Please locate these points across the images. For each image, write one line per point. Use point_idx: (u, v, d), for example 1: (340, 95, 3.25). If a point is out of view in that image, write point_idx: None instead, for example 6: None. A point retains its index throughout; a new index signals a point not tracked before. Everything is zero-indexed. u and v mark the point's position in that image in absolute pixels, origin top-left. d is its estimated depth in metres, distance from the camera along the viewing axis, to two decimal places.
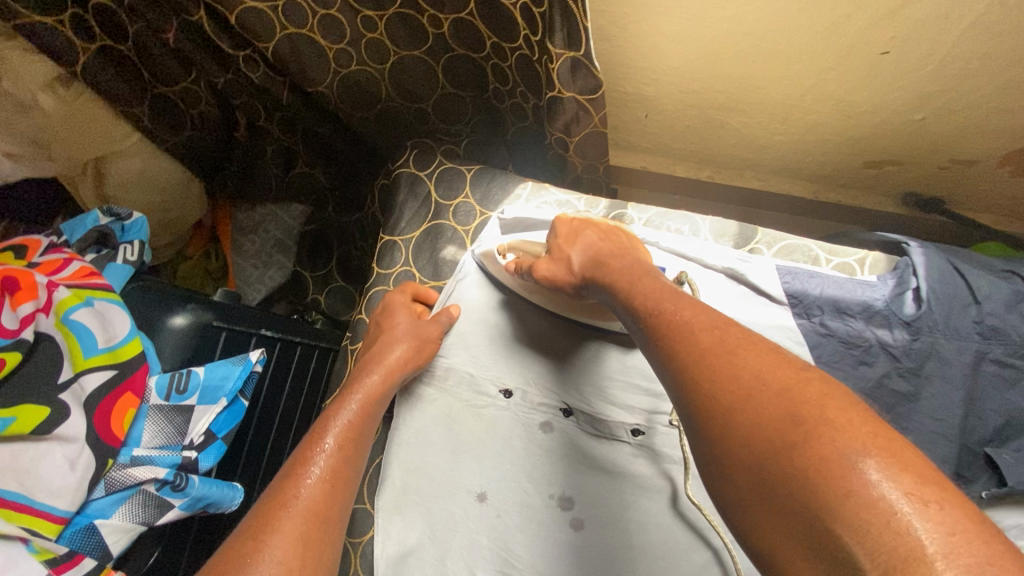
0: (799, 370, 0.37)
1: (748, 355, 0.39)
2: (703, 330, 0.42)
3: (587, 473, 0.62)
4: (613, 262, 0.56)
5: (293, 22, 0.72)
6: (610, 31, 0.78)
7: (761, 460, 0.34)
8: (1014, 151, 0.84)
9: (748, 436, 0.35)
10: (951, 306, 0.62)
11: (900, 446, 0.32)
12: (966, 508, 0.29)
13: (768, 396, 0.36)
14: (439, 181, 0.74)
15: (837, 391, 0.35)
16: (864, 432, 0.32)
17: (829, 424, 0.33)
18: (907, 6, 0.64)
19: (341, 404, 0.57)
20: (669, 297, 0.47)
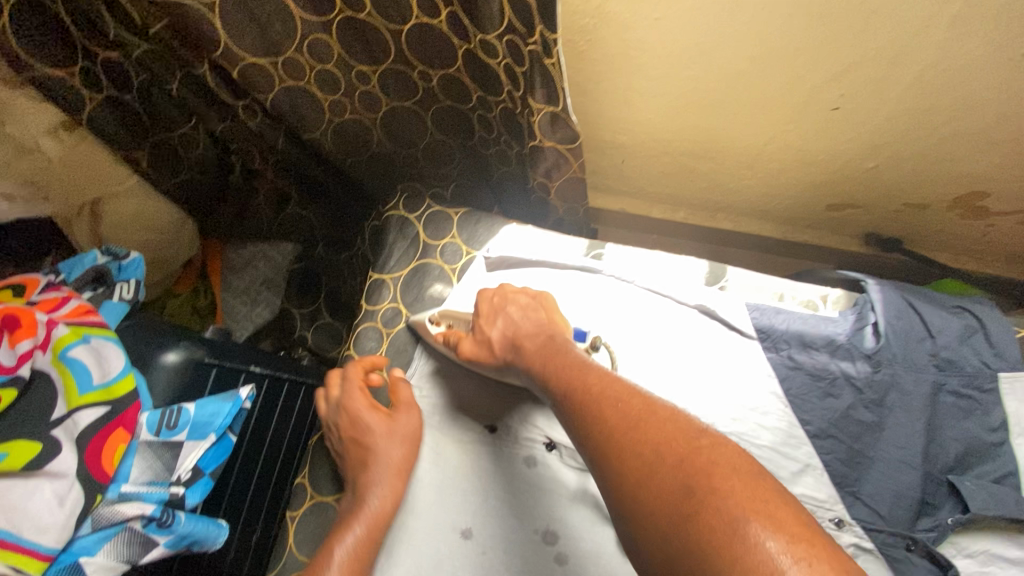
0: (690, 440, 0.45)
1: (648, 430, 0.46)
2: (607, 406, 0.49)
3: (570, 507, 0.63)
4: (531, 343, 0.61)
5: (291, 76, 0.76)
6: (586, 86, 0.84)
7: (667, 520, 0.41)
8: (961, 196, 0.91)
9: (651, 509, 0.42)
10: (907, 340, 0.66)
11: (777, 507, 0.39)
12: (834, 561, 0.36)
13: (667, 469, 0.43)
14: (427, 223, 0.77)
15: (725, 459, 0.42)
16: (745, 495, 0.39)
17: (715, 492, 0.40)
18: (852, 69, 0.71)
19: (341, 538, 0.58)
20: (577, 372, 0.54)
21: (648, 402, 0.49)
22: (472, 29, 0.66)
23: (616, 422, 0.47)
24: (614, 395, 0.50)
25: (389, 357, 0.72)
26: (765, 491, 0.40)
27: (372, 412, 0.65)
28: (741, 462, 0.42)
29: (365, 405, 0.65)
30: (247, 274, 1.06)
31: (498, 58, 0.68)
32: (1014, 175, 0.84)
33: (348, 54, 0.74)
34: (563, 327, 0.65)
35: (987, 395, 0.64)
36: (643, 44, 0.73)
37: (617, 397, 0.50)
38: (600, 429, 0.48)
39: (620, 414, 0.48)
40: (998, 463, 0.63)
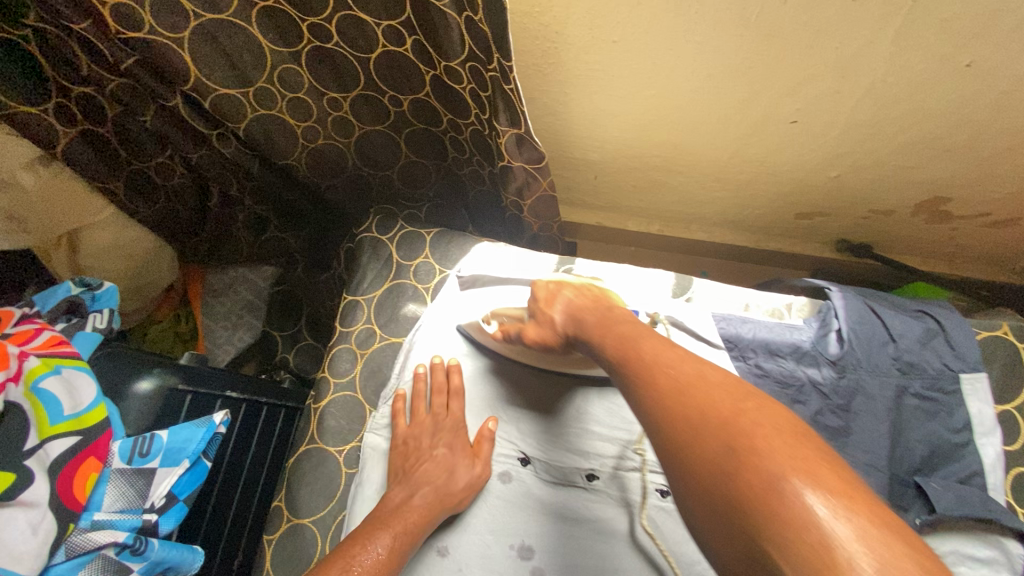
0: (735, 402, 0.41)
1: (696, 395, 0.42)
2: (659, 373, 0.46)
3: (545, 522, 0.63)
4: (590, 315, 0.59)
5: (262, 104, 0.78)
6: (553, 106, 0.87)
7: (707, 481, 0.38)
8: (924, 201, 0.93)
9: (696, 473, 0.39)
10: (870, 345, 0.68)
11: (820, 465, 0.35)
12: (875, 515, 0.32)
13: (711, 431, 0.39)
14: (400, 244, 0.78)
15: (768, 418, 0.39)
16: (789, 452, 0.36)
17: (757, 450, 0.36)
18: (805, 85, 0.73)
19: (376, 534, 0.55)
20: (636, 343, 0.51)
21: (703, 366, 0.45)
22: (435, 56, 0.68)
23: (667, 388, 0.44)
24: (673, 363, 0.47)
25: (364, 379, 0.71)
26: (810, 449, 0.36)
27: (425, 429, 0.66)
28: (787, 421, 0.39)
29: (418, 424, 0.66)
30: (227, 298, 1.06)
31: (463, 83, 0.71)
32: (972, 181, 0.86)
33: (319, 81, 0.76)
34: (620, 304, 0.62)
35: (951, 397, 0.66)
36: (604, 66, 0.76)
37: (671, 363, 0.46)
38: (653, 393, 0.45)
39: (675, 378, 0.45)
40: (964, 463, 0.64)
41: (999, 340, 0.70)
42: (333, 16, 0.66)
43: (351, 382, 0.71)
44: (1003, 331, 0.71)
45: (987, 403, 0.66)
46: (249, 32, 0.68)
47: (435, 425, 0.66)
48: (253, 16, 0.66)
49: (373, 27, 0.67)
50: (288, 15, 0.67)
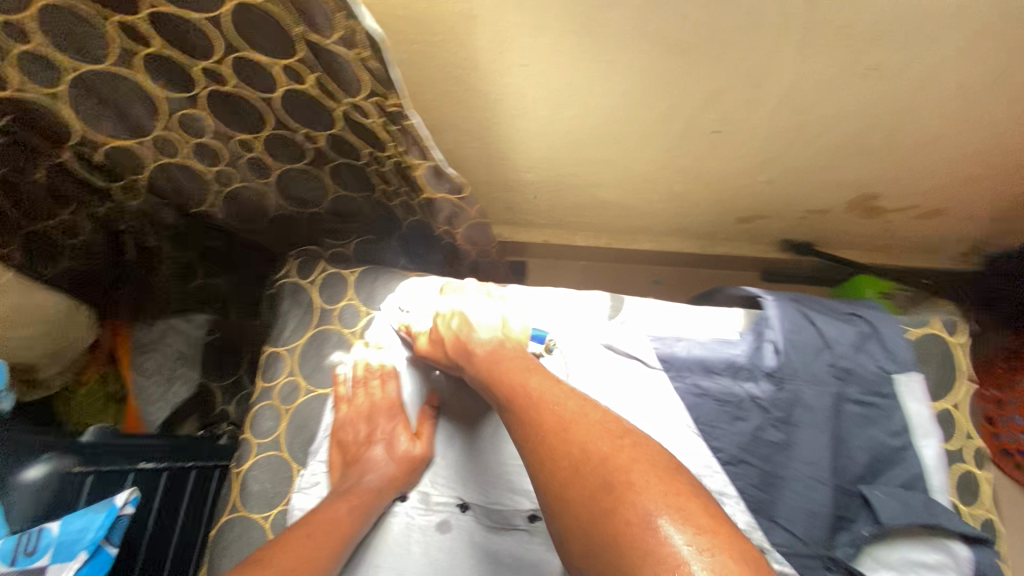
0: (614, 440, 0.48)
1: (576, 433, 0.49)
2: (544, 410, 0.52)
3: (486, 570, 0.59)
4: (482, 347, 0.62)
5: (164, 153, 0.75)
6: (477, 132, 0.84)
7: (587, 511, 0.45)
8: (855, 199, 0.94)
9: (574, 502, 0.46)
10: (806, 353, 0.67)
11: (687, 500, 0.43)
12: (732, 546, 0.40)
13: (593, 469, 0.46)
14: (321, 287, 0.74)
15: (642, 456, 0.46)
16: (658, 489, 0.43)
17: (633, 487, 0.44)
18: (720, 95, 0.72)
19: (330, 506, 0.57)
20: (519, 381, 0.56)
21: (586, 406, 0.52)
22: (339, 94, 0.65)
23: (551, 422, 0.51)
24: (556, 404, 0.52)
25: (291, 436, 0.67)
26: (680, 486, 0.44)
27: (363, 415, 0.66)
28: (658, 460, 0.47)
29: (355, 407, 0.66)
30: (157, 352, 0.99)
31: (372, 118, 0.67)
32: (898, 176, 0.87)
33: (223, 124, 0.73)
34: (514, 339, 0.64)
35: (888, 400, 0.66)
36: (520, 89, 0.74)
37: (555, 401, 0.53)
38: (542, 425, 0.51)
39: (567, 413, 0.51)
40: (905, 467, 0.64)
41: (932, 336, 0.70)
42: (224, 59, 0.62)
43: (276, 441, 0.66)
44: (935, 326, 0.71)
45: (924, 403, 0.66)
46: (139, 80, 0.65)
47: (370, 410, 0.66)
48: (138, 65, 0.63)
49: (270, 67, 0.63)
50: (176, 61, 0.63)
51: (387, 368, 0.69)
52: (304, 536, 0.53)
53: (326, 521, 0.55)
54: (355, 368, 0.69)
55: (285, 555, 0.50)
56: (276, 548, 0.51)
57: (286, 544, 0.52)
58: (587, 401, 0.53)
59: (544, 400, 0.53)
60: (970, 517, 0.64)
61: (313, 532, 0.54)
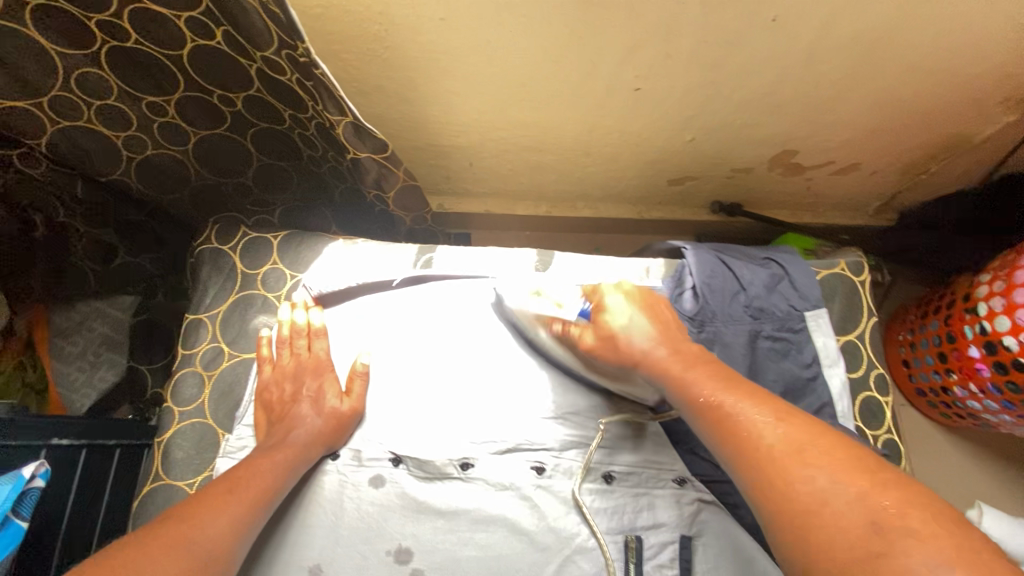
0: (872, 474, 0.38)
1: (819, 454, 0.40)
2: (764, 426, 0.43)
3: (421, 520, 0.60)
4: (658, 342, 0.56)
5: (65, 116, 0.71)
6: (405, 93, 0.84)
7: (837, 555, 0.35)
8: (776, 156, 0.98)
9: (827, 545, 0.36)
10: (723, 295, 0.71)
11: (984, 557, 0.33)
12: None
13: (844, 504, 0.37)
14: (243, 252, 0.73)
15: (916, 499, 0.36)
16: (942, 542, 0.33)
17: (909, 535, 0.34)
18: (636, 50, 0.74)
19: (255, 461, 0.56)
20: (727, 382, 0.48)
21: (823, 432, 0.42)
22: (248, 48, 0.63)
23: (753, 443, 0.43)
24: (770, 416, 0.44)
25: (214, 403, 0.66)
26: (965, 536, 0.34)
27: (289, 375, 0.65)
28: (948, 520, 0.35)
29: (280, 368, 0.65)
30: (80, 337, 0.94)
31: (287, 74, 0.66)
32: (812, 132, 0.91)
33: (131, 85, 0.69)
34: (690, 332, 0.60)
35: (799, 334, 0.70)
36: (441, 46, 0.73)
37: (778, 415, 0.44)
38: (751, 442, 0.43)
39: (779, 434, 0.42)
40: (815, 395, 0.68)
41: (838, 276, 0.75)
42: (120, 10, 0.59)
43: (200, 408, 0.65)
44: (841, 267, 0.76)
45: (830, 336, 0.70)
46: (25, 34, 0.61)
47: (297, 369, 0.65)
48: (28, 17, 0.60)
49: (173, 19, 0.60)
50: (67, 13, 0.60)
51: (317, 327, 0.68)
52: (225, 489, 0.52)
53: (248, 474, 0.54)
54: (281, 329, 0.68)
55: (203, 507, 0.49)
56: (193, 503, 0.50)
57: (205, 498, 0.50)
58: (792, 419, 0.43)
59: (741, 412, 0.45)
60: (874, 438, 0.69)
61: (233, 489, 0.52)
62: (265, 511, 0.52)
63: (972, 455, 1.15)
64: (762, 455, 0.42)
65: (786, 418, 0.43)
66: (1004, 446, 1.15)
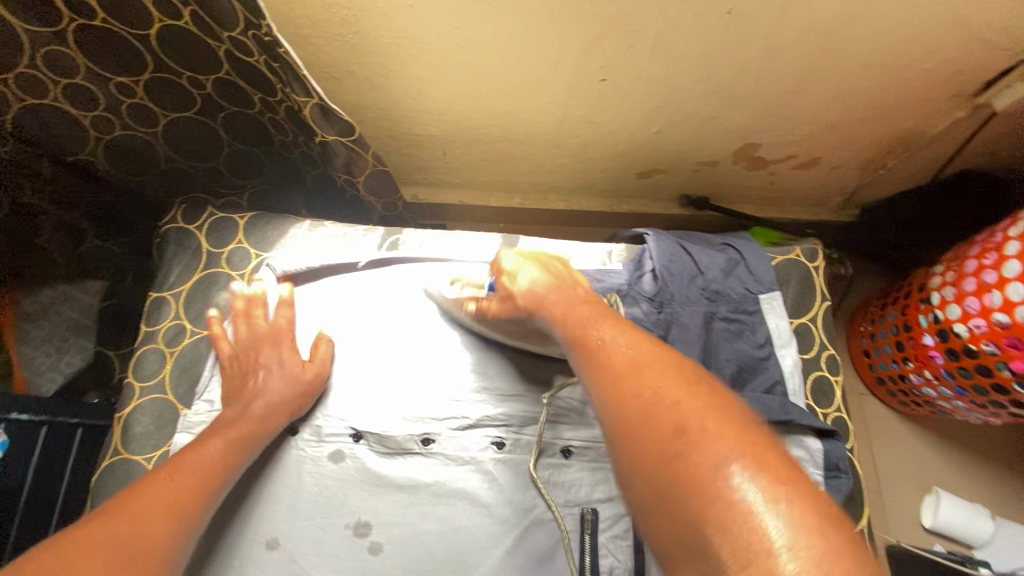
0: (693, 388, 0.43)
1: (651, 374, 0.44)
2: (614, 353, 0.47)
3: (380, 493, 0.61)
4: (550, 287, 0.58)
5: (32, 94, 0.72)
6: (376, 80, 0.85)
7: (648, 452, 0.40)
8: (739, 149, 1.01)
9: (642, 445, 0.40)
10: (681, 279, 0.73)
11: (763, 451, 0.37)
12: (819, 505, 0.34)
13: (661, 410, 0.41)
14: (209, 232, 0.74)
15: (721, 408, 0.41)
16: (730, 438, 0.38)
17: (705, 433, 0.38)
18: (600, 40, 0.76)
19: (202, 444, 0.56)
20: (596, 321, 0.52)
21: (662, 356, 0.46)
22: (216, 28, 0.63)
23: (609, 365, 0.47)
24: (627, 346, 0.48)
25: (175, 378, 0.66)
26: (753, 436, 0.39)
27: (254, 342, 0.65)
28: (741, 422, 0.40)
29: (240, 336, 0.65)
30: (47, 321, 0.92)
31: (255, 56, 0.66)
32: (773, 125, 0.94)
33: (99, 65, 0.70)
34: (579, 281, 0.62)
35: (753, 316, 0.72)
36: (408, 32, 0.75)
37: (627, 346, 0.48)
38: (608, 365, 0.47)
39: (626, 359, 0.46)
40: (767, 374, 0.70)
41: (793, 262, 0.78)
42: None
43: (160, 384, 0.66)
44: (796, 253, 0.78)
45: (783, 317, 0.73)
46: None
47: (258, 336, 0.66)
48: None
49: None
50: None
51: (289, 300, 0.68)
52: (166, 479, 0.52)
53: (192, 457, 0.54)
54: (239, 296, 0.68)
55: (140, 501, 0.49)
56: (131, 497, 0.49)
57: (142, 488, 0.50)
58: (642, 347, 0.48)
59: (603, 344, 0.49)
60: (823, 416, 0.71)
61: (174, 474, 0.52)
62: (211, 497, 0.53)
63: (931, 443, 1.19)
64: (612, 374, 0.45)
65: (639, 347, 0.47)
66: (962, 435, 1.19)
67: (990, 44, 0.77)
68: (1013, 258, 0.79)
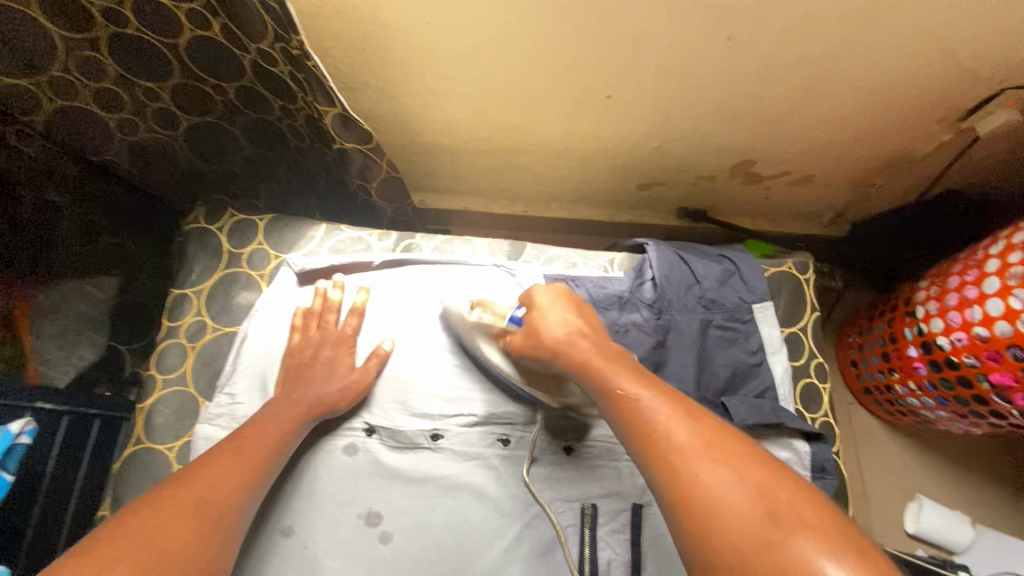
0: (762, 469, 0.42)
1: (718, 453, 0.43)
2: (671, 426, 0.46)
3: (390, 485, 0.64)
4: (576, 332, 0.59)
5: (63, 96, 0.75)
6: (391, 91, 0.88)
7: (730, 546, 0.38)
8: (736, 165, 1.06)
9: (725, 537, 0.39)
10: (679, 288, 0.76)
11: (847, 540, 0.37)
12: None
13: (740, 498, 0.40)
14: (230, 232, 0.77)
15: (796, 492, 0.40)
16: (816, 531, 0.37)
17: (790, 524, 0.38)
18: (607, 60, 0.80)
19: (268, 429, 0.59)
20: (640, 381, 0.51)
21: (720, 432, 0.45)
22: (245, 39, 0.66)
23: (665, 445, 0.45)
24: (686, 423, 0.46)
25: (196, 372, 0.70)
26: (834, 524, 0.39)
27: (315, 344, 0.69)
28: (817, 508, 0.40)
29: (308, 338, 0.69)
30: (61, 315, 0.96)
31: (280, 66, 0.70)
32: (769, 143, 0.99)
33: (128, 70, 0.73)
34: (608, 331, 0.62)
35: (747, 325, 0.76)
36: (425, 47, 0.79)
37: (682, 417, 0.46)
38: (666, 445, 0.44)
39: (686, 432, 0.45)
40: (759, 379, 0.74)
41: (785, 274, 0.82)
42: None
43: (182, 377, 0.69)
44: (788, 266, 0.82)
45: (775, 326, 0.76)
46: (30, 15, 0.64)
47: (323, 340, 0.69)
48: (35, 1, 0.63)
49: (174, 10, 0.63)
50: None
51: (327, 302, 0.72)
52: (233, 453, 0.54)
53: (256, 437, 0.57)
54: (312, 302, 0.72)
55: (212, 469, 0.52)
56: (203, 466, 0.52)
57: (214, 460, 0.53)
58: (698, 419, 0.46)
59: (660, 419, 0.46)
60: (811, 421, 0.75)
61: (240, 449, 0.55)
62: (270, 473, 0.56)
63: (915, 452, 1.23)
64: (673, 454, 0.44)
65: (699, 426, 0.45)
66: (945, 445, 1.24)
67: (973, 73, 0.82)
68: (992, 275, 0.84)
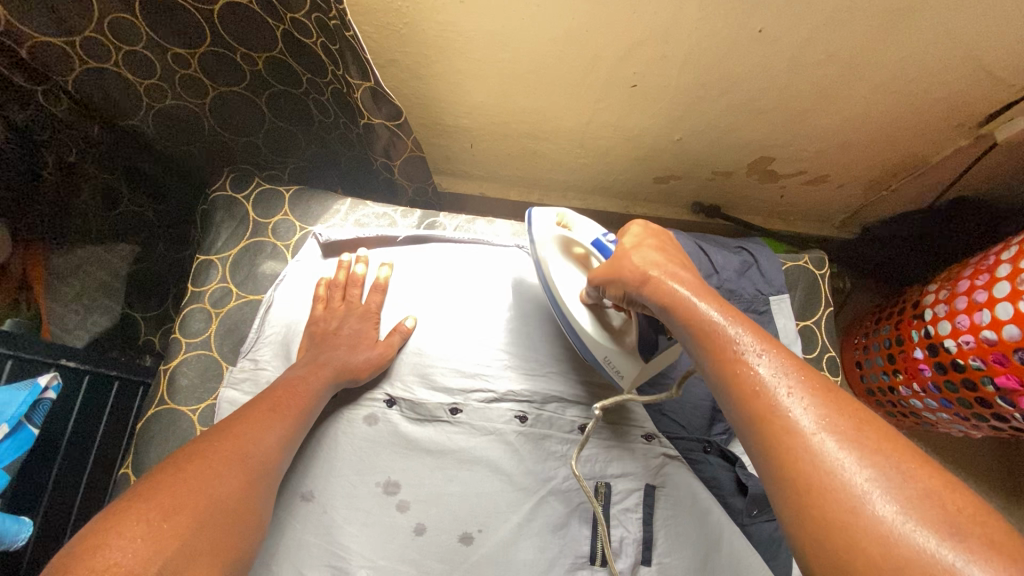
0: (879, 438, 0.39)
1: (829, 415, 0.41)
2: (778, 380, 0.43)
3: (410, 455, 0.65)
4: (662, 264, 0.57)
5: (94, 58, 0.75)
6: (418, 71, 0.89)
7: (831, 508, 0.37)
8: (753, 161, 1.07)
9: (825, 505, 0.37)
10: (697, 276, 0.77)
11: (971, 519, 0.34)
12: None
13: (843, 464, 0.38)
14: (256, 202, 0.78)
15: (920, 466, 0.37)
16: (936, 508, 0.35)
17: (906, 498, 0.35)
18: (636, 48, 0.80)
19: (300, 392, 0.60)
20: (740, 320, 0.48)
21: (829, 394, 0.42)
22: (279, 9, 0.66)
23: (767, 400, 0.43)
24: (815, 399, 0.42)
25: (219, 338, 0.71)
26: (960, 501, 0.35)
27: (339, 316, 0.70)
28: (940, 483, 0.36)
29: (332, 309, 0.70)
30: (77, 280, 0.96)
31: (312, 38, 0.69)
32: (788, 141, 1.00)
33: (159, 36, 0.73)
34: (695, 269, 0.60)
35: (763, 315, 0.77)
36: (455, 26, 0.79)
37: (789, 371, 0.44)
38: (786, 420, 0.41)
39: (789, 389, 0.42)
40: None
41: (802, 268, 0.83)
42: None
43: (206, 341, 0.70)
44: (804, 260, 0.83)
45: (790, 319, 0.78)
46: None
47: (347, 312, 0.70)
48: None
49: None
50: None
51: (351, 275, 0.73)
52: (268, 409, 0.56)
53: (289, 397, 0.58)
54: (336, 274, 0.73)
55: (253, 423, 0.54)
56: (242, 419, 0.54)
57: (253, 415, 0.54)
58: (804, 376, 0.43)
59: (782, 388, 0.43)
60: None
61: (275, 406, 0.57)
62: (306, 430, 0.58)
63: None
64: (794, 430, 0.40)
65: (833, 402, 0.41)
66: (944, 447, 1.25)
67: (997, 78, 0.82)
68: (1004, 279, 0.85)
